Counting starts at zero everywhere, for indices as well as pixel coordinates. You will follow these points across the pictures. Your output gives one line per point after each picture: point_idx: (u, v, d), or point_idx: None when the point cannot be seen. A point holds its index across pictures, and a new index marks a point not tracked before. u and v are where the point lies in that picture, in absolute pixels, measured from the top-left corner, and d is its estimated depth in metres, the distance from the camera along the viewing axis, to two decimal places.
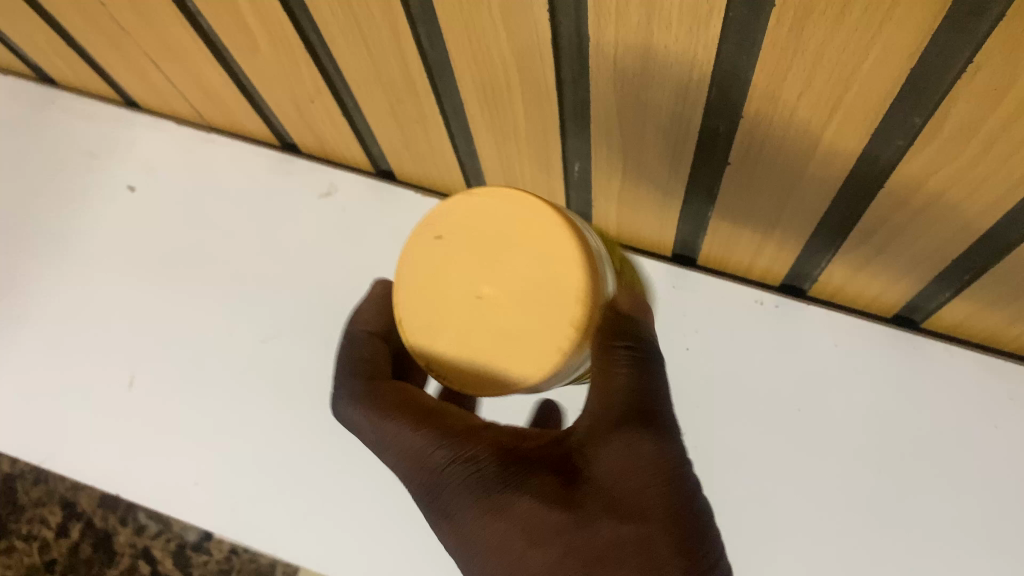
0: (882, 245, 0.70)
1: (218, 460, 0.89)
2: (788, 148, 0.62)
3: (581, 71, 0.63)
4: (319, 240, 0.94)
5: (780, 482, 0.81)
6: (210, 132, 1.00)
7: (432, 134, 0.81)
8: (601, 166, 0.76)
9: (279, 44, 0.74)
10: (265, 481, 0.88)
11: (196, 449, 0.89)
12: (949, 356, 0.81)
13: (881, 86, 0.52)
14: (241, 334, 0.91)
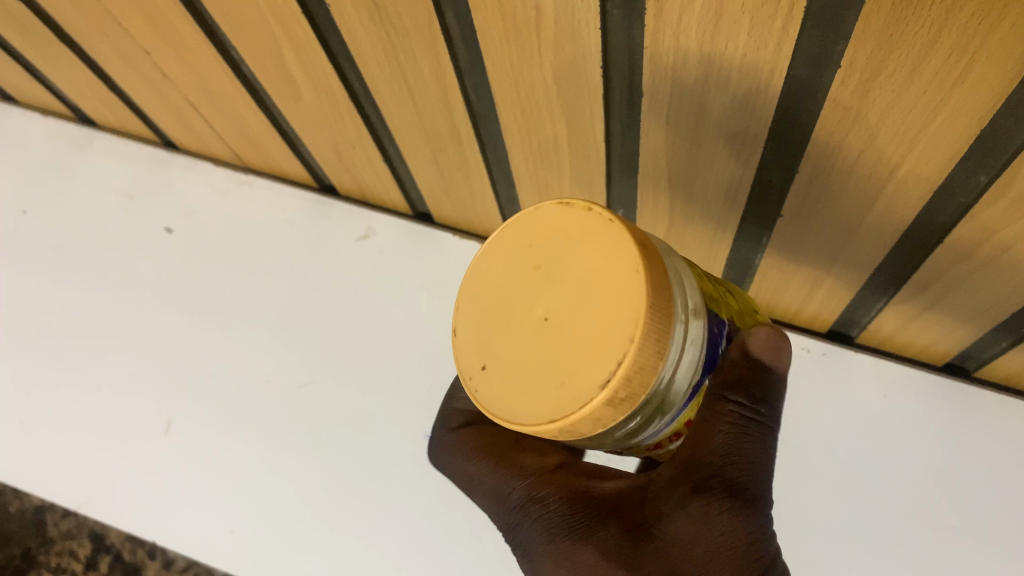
0: (938, 296, 0.68)
1: (259, 507, 0.88)
2: (845, 202, 0.60)
3: (631, 125, 0.62)
4: (357, 284, 0.93)
5: (829, 538, 0.80)
6: (248, 174, 1.00)
7: (474, 181, 0.80)
8: (646, 215, 0.75)
9: (322, 93, 0.74)
10: (302, 529, 0.87)
11: (233, 497, 0.88)
12: (1006, 411, 0.78)
13: (948, 146, 0.51)
14: (277, 379, 0.90)
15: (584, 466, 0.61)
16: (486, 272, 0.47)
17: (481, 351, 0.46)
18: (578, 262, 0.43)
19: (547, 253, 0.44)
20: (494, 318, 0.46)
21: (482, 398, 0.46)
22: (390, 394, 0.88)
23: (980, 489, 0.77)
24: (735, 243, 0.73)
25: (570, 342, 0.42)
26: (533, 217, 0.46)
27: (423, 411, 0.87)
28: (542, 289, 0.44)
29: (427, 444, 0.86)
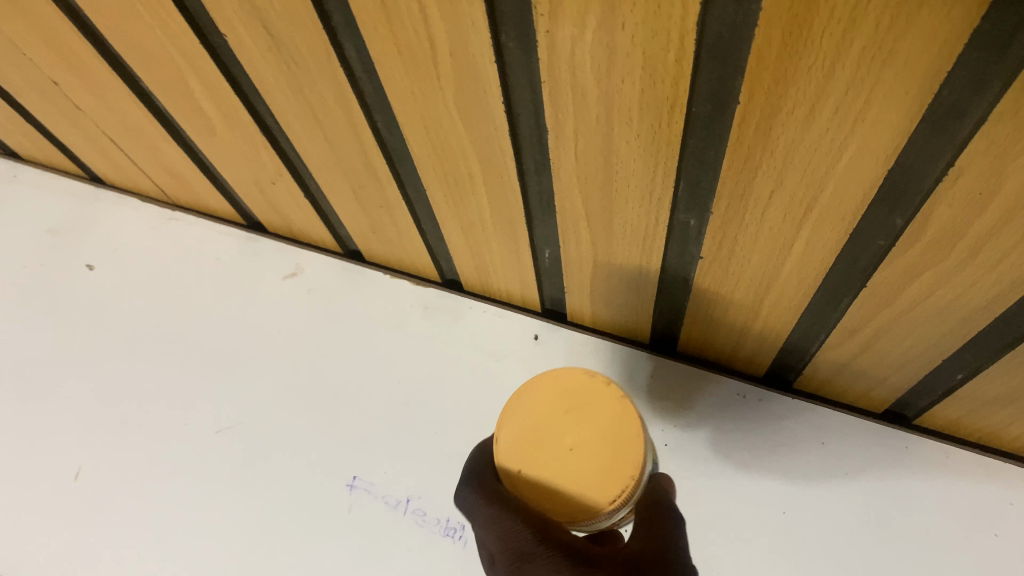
0: (868, 342, 0.66)
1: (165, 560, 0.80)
2: (763, 244, 0.58)
3: (544, 162, 0.60)
4: (284, 323, 0.90)
5: None
6: (177, 211, 0.98)
7: (398, 219, 0.77)
8: (572, 256, 0.72)
9: (235, 128, 0.71)
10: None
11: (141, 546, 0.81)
12: (947, 459, 0.76)
13: (857, 188, 0.49)
14: (195, 423, 0.86)
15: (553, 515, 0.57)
16: (529, 395, 0.56)
17: (560, 437, 0.54)
18: (591, 400, 0.55)
19: (601, 394, 0.55)
20: (587, 435, 0.54)
21: (573, 480, 0.53)
22: (311, 438, 0.83)
23: (924, 543, 0.73)
24: (663, 283, 0.71)
25: (595, 455, 0.53)
26: (560, 379, 0.57)
27: (346, 457, 0.82)
28: (577, 421, 0.55)
29: (347, 493, 0.80)
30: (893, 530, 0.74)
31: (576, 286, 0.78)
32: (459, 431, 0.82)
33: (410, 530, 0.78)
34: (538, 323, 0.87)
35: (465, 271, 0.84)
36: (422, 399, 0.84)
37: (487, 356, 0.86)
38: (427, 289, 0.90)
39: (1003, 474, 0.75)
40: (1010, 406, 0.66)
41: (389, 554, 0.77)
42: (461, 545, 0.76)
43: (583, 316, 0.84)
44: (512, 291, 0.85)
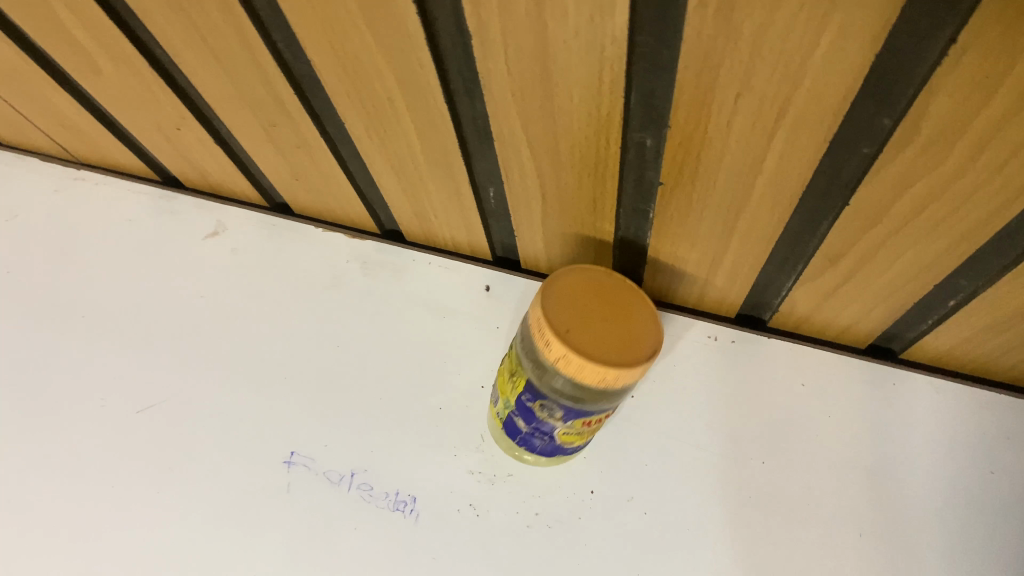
0: (851, 270, 0.59)
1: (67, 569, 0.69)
2: (729, 162, 0.50)
3: (474, 81, 0.52)
4: (205, 287, 0.81)
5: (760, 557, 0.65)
6: (83, 169, 0.89)
7: (321, 163, 0.68)
8: (517, 194, 0.64)
9: (119, 61, 0.61)
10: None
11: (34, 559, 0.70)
12: (939, 394, 0.72)
13: (838, 82, 0.41)
14: (111, 403, 0.76)
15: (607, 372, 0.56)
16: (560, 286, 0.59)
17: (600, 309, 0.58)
18: (609, 286, 0.60)
19: (616, 285, 0.61)
20: (621, 308, 0.59)
21: (622, 335, 0.57)
22: (243, 414, 0.75)
23: (912, 485, 0.68)
24: (621, 219, 0.63)
25: (628, 318, 0.58)
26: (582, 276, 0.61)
27: (282, 431, 0.74)
28: (611, 301, 0.59)
29: (285, 471, 0.72)
30: (883, 477, 0.68)
31: (526, 227, 0.69)
32: (407, 396, 0.75)
33: (356, 508, 0.70)
34: (488, 273, 0.80)
35: (405, 220, 0.76)
36: (366, 363, 0.77)
37: (435, 312, 0.78)
38: (363, 241, 0.83)
39: (996, 406, 0.71)
40: (1008, 333, 0.60)
41: (331, 535, 0.69)
42: (413, 518, 0.69)
43: (538, 263, 0.76)
44: (458, 239, 0.77)
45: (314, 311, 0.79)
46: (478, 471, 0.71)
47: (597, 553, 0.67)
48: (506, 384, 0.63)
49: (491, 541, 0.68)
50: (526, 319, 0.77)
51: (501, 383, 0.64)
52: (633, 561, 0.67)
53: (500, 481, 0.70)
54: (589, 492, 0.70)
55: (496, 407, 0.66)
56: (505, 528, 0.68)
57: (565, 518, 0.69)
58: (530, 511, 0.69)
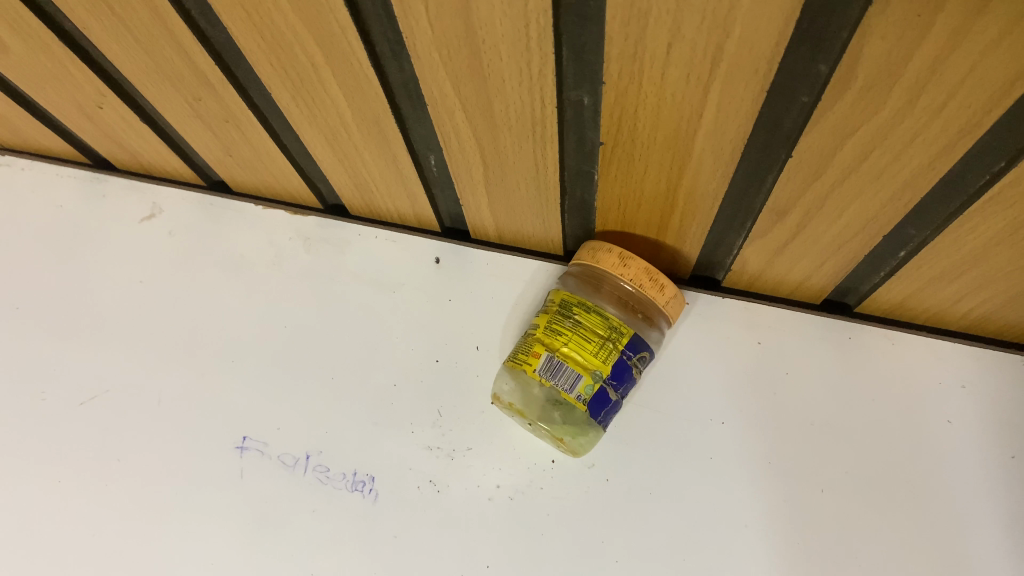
0: (799, 224, 0.57)
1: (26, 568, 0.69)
2: (668, 115, 0.49)
3: (399, 43, 0.49)
4: (144, 272, 0.79)
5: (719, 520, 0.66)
6: (6, 154, 0.84)
7: (252, 136, 0.65)
8: (457, 161, 0.62)
9: (28, 38, 0.58)
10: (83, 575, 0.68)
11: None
12: (894, 346, 0.71)
13: (770, 28, 0.39)
14: (54, 396, 0.74)
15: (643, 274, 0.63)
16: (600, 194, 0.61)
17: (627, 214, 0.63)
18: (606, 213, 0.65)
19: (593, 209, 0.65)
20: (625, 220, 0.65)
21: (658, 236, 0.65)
22: (191, 401, 0.73)
23: (870, 439, 0.68)
24: (565, 182, 0.61)
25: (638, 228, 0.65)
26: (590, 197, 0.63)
27: (231, 415, 0.72)
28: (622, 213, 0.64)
29: (238, 457, 0.70)
30: (840, 431, 0.68)
31: (469, 195, 0.67)
32: (359, 373, 0.73)
33: (312, 490, 0.69)
34: (437, 245, 0.78)
35: (345, 192, 0.73)
36: (315, 343, 0.74)
37: (383, 286, 0.76)
38: (306, 217, 0.80)
39: (952, 355, 0.70)
40: (958, 281, 0.60)
41: (288, 520, 0.68)
42: (372, 499, 0.68)
43: (487, 231, 0.74)
44: (403, 210, 0.74)
45: (259, 291, 0.77)
46: (436, 447, 0.69)
47: (559, 524, 0.66)
48: (600, 351, 0.61)
49: (451, 517, 0.67)
50: (478, 291, 0.75)
51: (590, 356, 0.61)
52: (597, 529, 0.66)
53: (458, 456, 0.69)
54: (550, 462, 0.68)
55: (577, 387, 0.61)
56: (465, 503, 0.67)
57: (525, 490, 0.67)
58: (487, 484, 0.68)
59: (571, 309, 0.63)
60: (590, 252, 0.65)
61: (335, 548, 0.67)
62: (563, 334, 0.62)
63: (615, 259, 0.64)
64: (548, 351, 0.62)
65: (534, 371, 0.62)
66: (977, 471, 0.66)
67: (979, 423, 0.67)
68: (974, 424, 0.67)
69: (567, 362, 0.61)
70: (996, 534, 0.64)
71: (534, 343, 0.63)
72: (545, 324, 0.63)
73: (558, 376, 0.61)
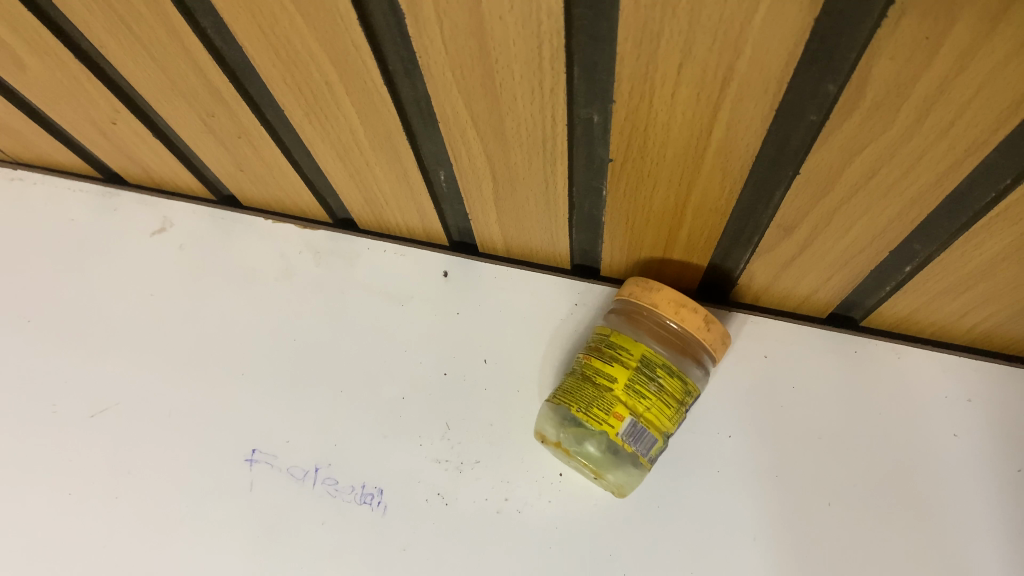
0: (806, 240, 0.58)
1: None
2: (678, 132, 0.49)
3: (412, 62, 0.50)
4: (154, 285, 0.79)
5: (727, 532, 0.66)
6: (18, 168, 0.85)
7: (264, 151, 0.66)
8: (467, 176, 0.62)
9: (45, 56, 0.59)
10: None
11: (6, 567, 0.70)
12: (900, 359, 0.71)
13: (779, 48, 0.40)
14: (64, 408, 0.74)
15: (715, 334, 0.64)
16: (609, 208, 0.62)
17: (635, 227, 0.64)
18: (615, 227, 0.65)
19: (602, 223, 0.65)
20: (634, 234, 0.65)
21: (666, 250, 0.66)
22: (200, 413, 0.73)
23: (878, 453, 0.68)
24: (574, 197, 0.62)
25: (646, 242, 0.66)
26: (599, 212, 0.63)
27: (241, 428, 0.72)
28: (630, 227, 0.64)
29: (247, 470, 0.71)
30: (847, 444, 0.68)
31: (479, 210, 0.68)
32: (368, 386, 0.73)
33: (321, 502, 0.69)
34: (445, 258, 0.78)
35: (355, 207, 0.74)
36: (324, 356, 0.75)
37: (392, 300, 0.77)
38: (315, 231, 0.80)
39: (958, 368, 0.70)
40: (964, 296, 0.60)
41: (297, 532, 0.68)
42: (381, 511, 0.68)
43: (495, 245, 0.75)
44: (412, 224, 0.75)
45: (269, 305, 0.78)
46: (445, 460, 0.70)
47: (567, 537, 0.67)
48: (676, 416, 0.62)
49: (460, 530, 0.67)
50: (487, 304, 0.76)
51: (666, 420, 0.61)
52: (605, 542, 0.66)
53: (467, 469, 0.69)
54: (559, 475, 0.68)
55: (651, 450, 0.61)
56: (474, 516, 0.68)
57: (534, 503, 0.68)
58: (496, 497, 0.68)
59: (655, 371, 0.61)
60: (666, 301, 0.64)
61: (344, 561, 0.67)
62: (647, 399, 0.61)
63: (695, 318, 0.63)
64: (633, 416, 0.60)
65: (618, 435, 0.60)
66: (984, 484, 0.66)
67: (985, 436, 0.68)
68: (980, 437, 0.68)
69: (648, 429, 0.61)
70: (1003, 547, 0.64)
71: (616, 403, 0.60)
72: (625, 382, 0.61)
73: (639, 442, 0.60)
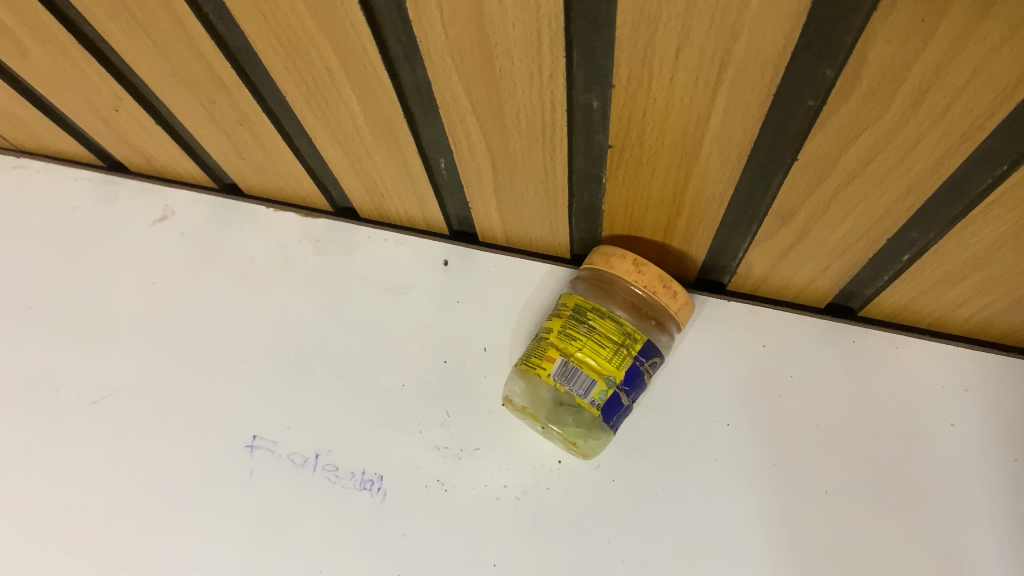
0: (803, 228, 0.58)
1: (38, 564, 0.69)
2: (676, 118, 0.50)
3: (413, 47, 0.50)
4: (155, 273, 0.80)
5: (725, 522, 0.66)
6: (21, 157, 0.85)
7: (265, 139, 0.66)
8: (467, 164, 0.63)
9: (48, 42, 0.59)
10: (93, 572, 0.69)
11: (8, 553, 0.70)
12: (897, 349, 0.71)
13: (776, 33, 0.40)
14: (66, 396, 0.74)
15: (653, 277, 0.64)
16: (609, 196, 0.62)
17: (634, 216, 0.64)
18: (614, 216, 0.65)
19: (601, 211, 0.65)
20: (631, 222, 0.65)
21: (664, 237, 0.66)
22: (202, 401, 0.74)
23: (874, 442, 0.68)
24: (573, 185, 0.62)
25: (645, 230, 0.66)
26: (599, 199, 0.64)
27: (242, 415, 0.73)
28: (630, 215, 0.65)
29: (247, 456, 0.71)
30: (844, 433, 0.69)
31: (479, 199, 0.68)
32: (368, 374, 0.74)
33: (321, 489, 0.69)
34: (445, 247, 0.78)
35: (356, 195, 0.74)
36: (324, 344, 0.75)
37: (391, 289, 0.77)
38: (316, 220, 0.81)
39: (955, 358, 0.70)
40: (961, 285, 0.60)
41: (297, 518, 0.69)
42: (380, 498, 0.69)
43: (494, 234, 0.75)
44: (412, 212, 0.75)
45: (269, 293, 0.78)
46: (444, 447, 0.70)
47: (565, 524, 0.67)
48: (615, 358, 0.62)
49: (458, 516, 0.68)
50: (486, 293, 0.76)
51: (604, 361, 0.62)
52: (603, 529, 0.67)
53: (466, 456, 0.70)
54: (557, 462, 0.69)
55: (591, 392, 0.61)
56: (473, 503, 0.68)
57: (532, 491, 0.68)
58: (495, 484, 0.69)
59: (585, 315, 0.63)
60: (604, 257, 0.66)
61: (343, 547, 0.67)
62: (577, 339, 0.63)
63: (622, 263, 0.65)
64: (563, 356, 0.62)
65: (550, 376, 0.62)
66: (980, 474, 0.66)
67: (982, 427, 0.68)
68: (977, 428, 0.68)
69: (582, 369, 0.62)
70: (999, 536, 0.64)
71: (549, 347, 0.63)
72: (558, 328, 0.64)
73: (573, 381, 0.61)
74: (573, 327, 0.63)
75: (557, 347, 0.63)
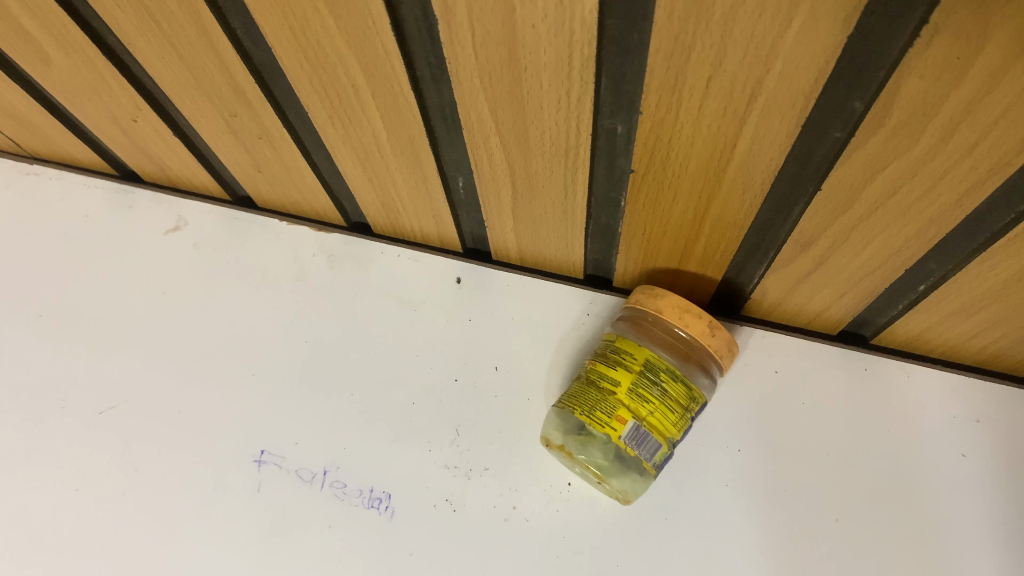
0: (823, 256, 0.58)
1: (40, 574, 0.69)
2: (701, 145, 0.50)
3: (441, 67, 0.50)
4: (166, 283, 0.79)
5: (735, 548, 0.66)
6: (34, 164, 0.85)
7: (284, 152, 0.66)
8: (486, 183, 0.63)
9: (71, 52, 0.59)
10: None
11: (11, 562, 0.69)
12: (909, 378, 0.71)
13: (810, 64, 0.40)
14: (73, 404, 0.74)
15: (721, 340, 0.65)
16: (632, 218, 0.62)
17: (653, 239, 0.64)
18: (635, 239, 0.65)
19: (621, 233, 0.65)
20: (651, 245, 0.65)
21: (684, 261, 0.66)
22: (210, 413, 0.73)
23: (886, 472, 0.68)
24: (591, 207, 0.62)
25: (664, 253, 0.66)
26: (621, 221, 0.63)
27: (251, 428, 0.72)
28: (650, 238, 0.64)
29: (256, 470, 0.71)
30: (856, 461, 0.69)
31: (496, 218, 0.68)
32: (378, 391, 0.73)
33: (329, 505, 0.69)
34: (458, 265, 0.79)
35: (371, 211, 0.74)
36: (335, 359, 0.75)
37: (404, 304, 0.77)
38: (329, 234, 0.81)
39: (966, 389, 0.70)
40: (976, 316, 0.61)
41: (305, 534, 0.68)
42: (388, 516, 0.68)
43: (509, 253, 0.75)
44: (427, 230, 0.75)
45: (280, 306, 0.78)
46: (454, 466, 0.70)
47: (575, 546, 0.66)
48: (680, 421, 0.62)
49: (466, 537, 0.67)
50: (498, 312, 0.76)
51: (671, 425, 0.62)
52: (613, 552, 0.66)
53: (476, 475, 0.69)
54: (567, 485, 0.68)
55: (656, 455, 0.61)
56: (482, 523, 0.68)
57: (542, 512, 0.68)
58: (505, 504, 0.68)
59: (658, 375, 0.62)
60: (674, 309, 0.64)
61: (350, 565, 0.67)
62: (651, 402, 0.61)
63: (693, 323, 0.64)
64: (637, 420, 0.61)
65: (621, 439, 0.60)
66: (990, 506, 0.66)
67: (992, 457, 0.68)
68: (987, 459, 0.68)
69: (651, 433, 0.61)
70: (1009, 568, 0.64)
71: (618, 406, 0.61)
72: (627, 385, 0.62)
73: (642, 446, 0.61)
74: (644, 387, 0.62)
75: (630, 408, 0.61)
